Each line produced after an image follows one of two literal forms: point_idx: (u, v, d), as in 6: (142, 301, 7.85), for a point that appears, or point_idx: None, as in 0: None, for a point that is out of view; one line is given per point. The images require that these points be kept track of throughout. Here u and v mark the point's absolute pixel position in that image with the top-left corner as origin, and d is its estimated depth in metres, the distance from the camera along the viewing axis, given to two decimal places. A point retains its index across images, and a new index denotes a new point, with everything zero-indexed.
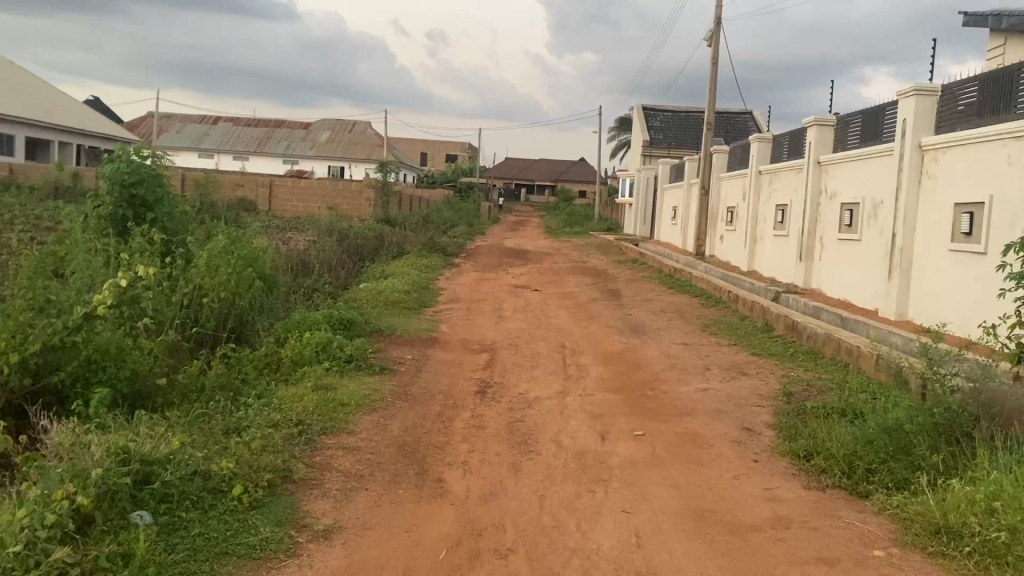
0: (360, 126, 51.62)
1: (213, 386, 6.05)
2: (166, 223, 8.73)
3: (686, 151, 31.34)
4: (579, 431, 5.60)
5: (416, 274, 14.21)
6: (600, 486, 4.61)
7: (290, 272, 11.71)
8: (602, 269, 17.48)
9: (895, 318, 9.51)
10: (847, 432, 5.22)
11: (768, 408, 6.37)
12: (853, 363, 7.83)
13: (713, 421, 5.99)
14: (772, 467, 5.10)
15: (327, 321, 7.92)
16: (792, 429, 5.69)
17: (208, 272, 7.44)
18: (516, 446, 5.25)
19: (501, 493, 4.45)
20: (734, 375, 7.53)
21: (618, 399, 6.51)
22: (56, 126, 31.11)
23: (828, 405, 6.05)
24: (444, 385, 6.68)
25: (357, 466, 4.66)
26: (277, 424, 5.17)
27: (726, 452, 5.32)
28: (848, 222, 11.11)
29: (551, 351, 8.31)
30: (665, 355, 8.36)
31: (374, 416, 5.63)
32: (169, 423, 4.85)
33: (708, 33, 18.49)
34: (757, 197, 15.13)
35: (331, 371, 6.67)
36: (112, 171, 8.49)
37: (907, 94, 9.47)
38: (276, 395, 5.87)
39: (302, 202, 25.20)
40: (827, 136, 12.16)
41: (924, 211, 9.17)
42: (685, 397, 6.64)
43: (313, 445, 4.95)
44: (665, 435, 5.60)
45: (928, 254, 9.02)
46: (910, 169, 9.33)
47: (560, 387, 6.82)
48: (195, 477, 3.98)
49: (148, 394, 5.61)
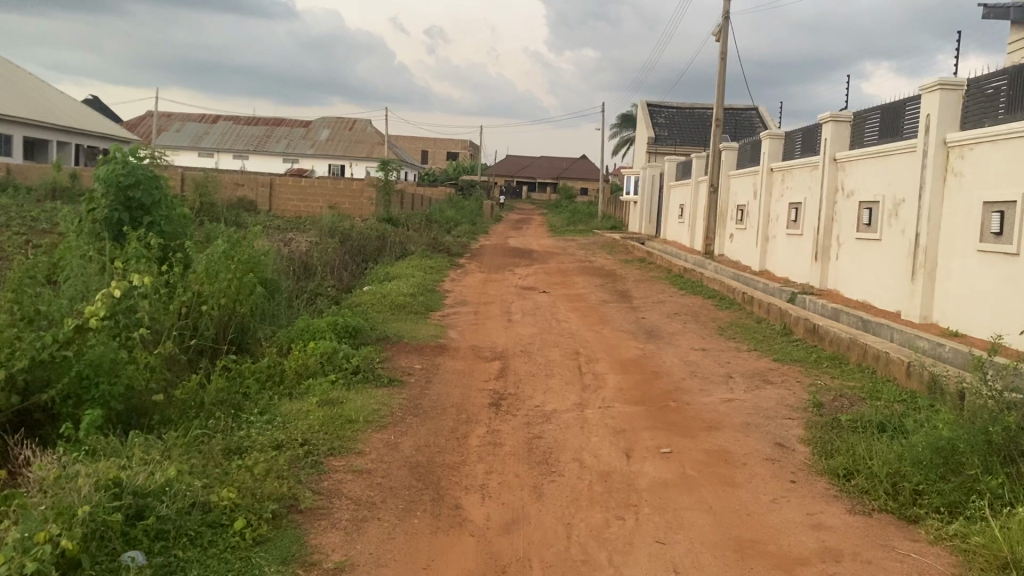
0: (360, 124, 51.21)
1: (213, 401, 5.70)
2: (164, 227, 8.37)
3: (691, 149, 30.96)
4: (601, 449, 5.27)
5: (420, 275, 13.85)
6: (630, 512, 4.28)
7: (292, 275, 11.37)
8: (609, 270, 17.09)
9: (919, 322, 9.17)
10: (890, 450, 4.88)
11: (798, 421, 6.02)
12: (881, 371, 7.49)
13: (742, 436, 5.65)
14: (811, 488, 4.77)
15: (331, 330, 7.58)
16: (828, 445, 5.35)
17: (207, 278, 7.11)
18: (536, 465, 4.91)
19: (524, 521, 4.12)
20: (758, 384, 7.18)
21: (640, 412, 6.16)
22: (56, 127, 30.89)
23: (864, 418, 5.70)
24: (456, 398, 6.35)
25: (368, 492, 4.32)
26: (282, 445, 4.83)
27: (761, 471, 4.98)
28: (867, 222, 10.76)
29: (566, 359, 7.95)
30: (684, 362, 7.99)
31: (384, 434, 5.30)
32: (165, 446, 4.51)
33: (717, 28, 18.13)
34: (769, 195, 14.75)
35: (337, 384, 6.32)
36: (107, 173, 8.15)
37: (930, 89, 9.11)
38: (280, 411, 5.53)
39: (302, 202, 24.84)
40: (844, 133, 11.83)
41: (949, 211, 8.82)
42: (710, 408, 6.30)
43: (320, 468, 4.61)
44: (693, 452, 5.26)
45: (954, 255, 8.66)
46: (935, 166, 8.97)
47: (577, 399, 6.48)
48: (194, 510, 3.65)
49: (143, 411, 5.28)
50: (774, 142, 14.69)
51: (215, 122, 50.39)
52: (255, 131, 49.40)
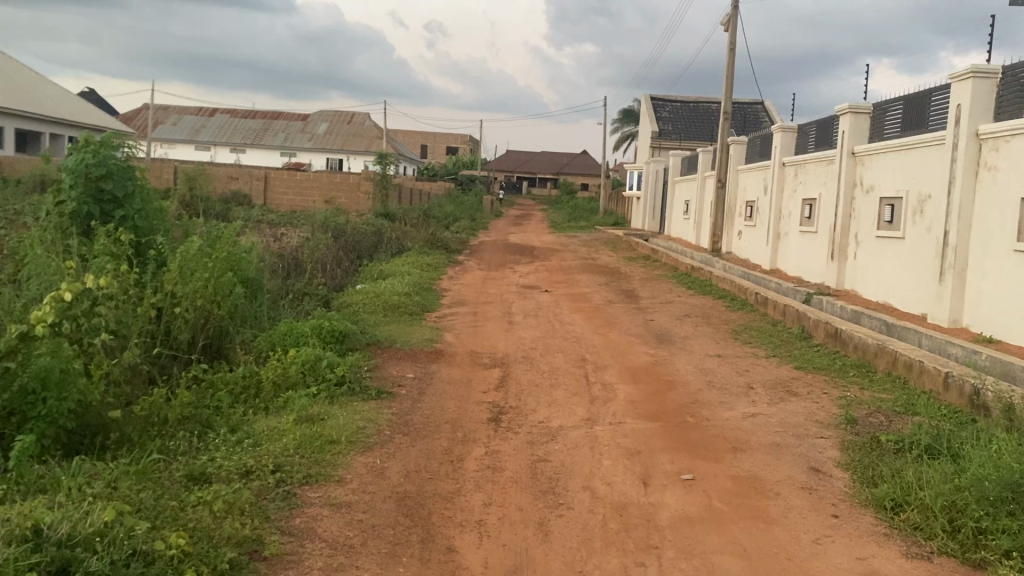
0: (359, 118, 50.45)
1: (178, 417, 5.08)
2: (137, 221, 7.69)
3: (695, 144, 30.33)
4: (615, 475, 4.66)
5: (417, 273, 13.22)
6: (651, 556, 3.67)
7: (280, 273, 10.71)
8: (614, 268, 16.45)
9: (947, 326, 8.54)
10: (947, 481, 4.26)
11: (832, 441, 5.40)
12: (914, 381, 6.87)
13: (772, 459, 5.03)
14: (856, 525, 4.15)
15: (316, 334, 6.95)
16: (870, 471, 4.74)
17: (181, 278, 6.51)
18: (541, 496, 4.30)
19: (528, 569, 3.51)
20: (783, 396, 6.56)
21: (655, 430, 5.53)
22: (47, 118, 30.06)
23: (905, 437, 5.09)
24: (452, 413, 5.73)
25: (346, 532, 3.71)
26: (250, 472, 4.21)
27: (798, 503, 4.37)
28: (888, 219, 10.14)
29: (571, 366, 7.34)
30: (699, 370, 7.38)
31: (368, 458, 4.68)
32: (111, 477, 3.90)
33: (726, 18, 17.47)
34: (781, 190, 14.10)
35: (318, 397, 5.69)
36: (76, 163, 7.50)
37: (962, 77, 8.46)
38: (253, 430, 4.91)
39: (298, 195, 24.14)
40: (862, 125, 11.19)
41: (981, 207, 8.19)
42: (733, 426, 5.68)
43: (292, 500, 4.00)
44: (719, 479, 4.65)
45: (987, 255, 8.04)
46: (966, 160, 8.34)
47: (586, 413, 5.86)
48: (132, 562, 3.01)
49: (99, 430, 4.66)
50: (786, 135, 13.97)
51: (212, 114, 49.78)
52: (254, 124, 48.71)
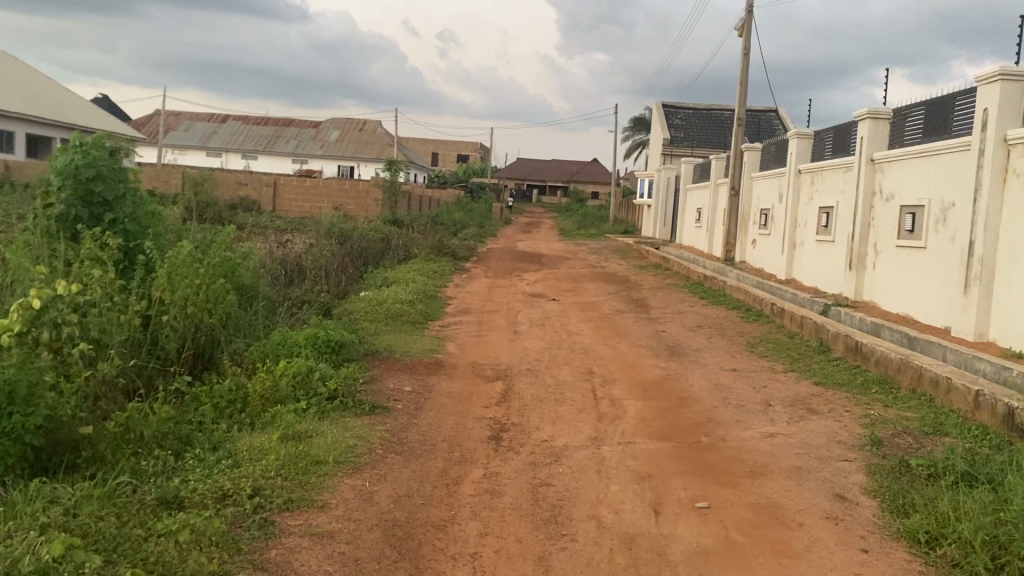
0: (369, 125, 50.38)
1: (157, 433, 4.76)
2: (129, 225, 7.40)
3: (707, 151, 29.94)
4: (623, 502, 4.29)
5: (422, 280, 12.90)
6: None
7: (279, 279, 10.39)
8: (624, 276, 16.07)
9: (973, 340, 8.11)
10: (987, 512, 3.86)
11: (857, 464, 5.02)
12: (941, 399, 6.46)
13: (793, 485, 4.65)
14: (888, 561, 3.76)
15: (310, 344, 6.62)
16: (899, 500, 4.36)
17: (169, 285, 6.20)
18: (542, 526, 3.94)
19: None
20: (802, 414, 6.18)
21: (667, 451, 5.16)
22: (63, 125, 30.21)
23: (937, 461, 4.70)
24: (450, 430, 5.38)
25: (325, 567, 3.37)
26: (227, 496, 3.89)
27: (823, 536, 4.00)
28: (909, 227, 9.74)
29: (577, 380, 6.98)
30: (713, 385, 7.01)
31: (355, 481, 4.33)
32: (69, 502, 3.57)
33: (740, 24, 17.14)
34: (796, 198, 13.70)
35: (308, 413, 5.36)
36: (66, 164, 7.19)
37: (990, 79, 8.07)
38: (235, 449, 4.58)
39: (306, 202, 23.88)
40: (882, 131, 10.80)
41: (1010, 215, 7.78)
42: (750, 447, 5.30)
43: (268, 528, 3.66)
44: (736, 507, 4.28)
45: (1016, 265, 7.62)
46: (993, 165, 7.93)
47: (592, 432, 5.50)
48: None
49: (70, 447, 4.35)
50: (801, 142, 13.59)
51: (223, 120, 49.82)
52: (264, 130, 48.66)
